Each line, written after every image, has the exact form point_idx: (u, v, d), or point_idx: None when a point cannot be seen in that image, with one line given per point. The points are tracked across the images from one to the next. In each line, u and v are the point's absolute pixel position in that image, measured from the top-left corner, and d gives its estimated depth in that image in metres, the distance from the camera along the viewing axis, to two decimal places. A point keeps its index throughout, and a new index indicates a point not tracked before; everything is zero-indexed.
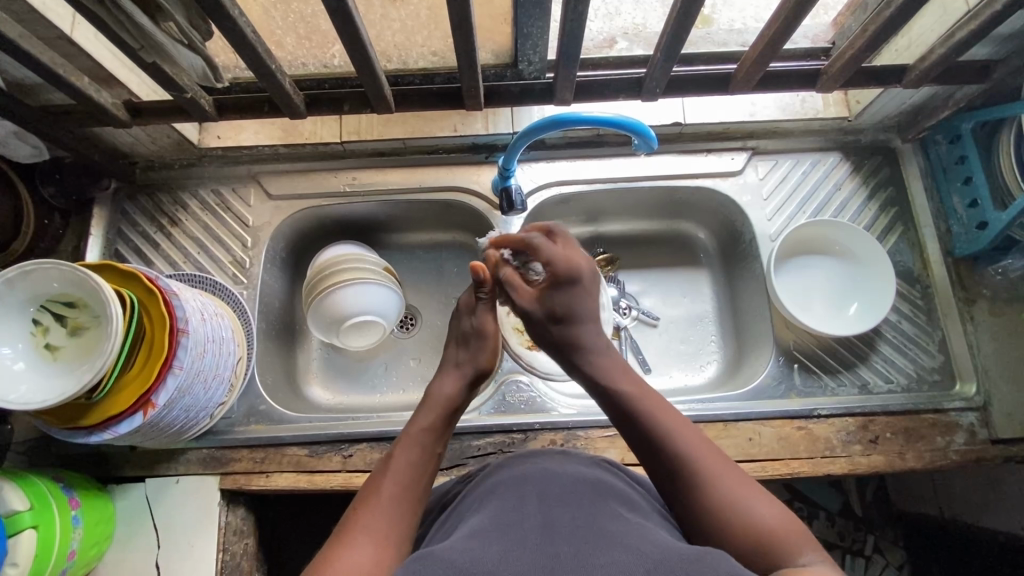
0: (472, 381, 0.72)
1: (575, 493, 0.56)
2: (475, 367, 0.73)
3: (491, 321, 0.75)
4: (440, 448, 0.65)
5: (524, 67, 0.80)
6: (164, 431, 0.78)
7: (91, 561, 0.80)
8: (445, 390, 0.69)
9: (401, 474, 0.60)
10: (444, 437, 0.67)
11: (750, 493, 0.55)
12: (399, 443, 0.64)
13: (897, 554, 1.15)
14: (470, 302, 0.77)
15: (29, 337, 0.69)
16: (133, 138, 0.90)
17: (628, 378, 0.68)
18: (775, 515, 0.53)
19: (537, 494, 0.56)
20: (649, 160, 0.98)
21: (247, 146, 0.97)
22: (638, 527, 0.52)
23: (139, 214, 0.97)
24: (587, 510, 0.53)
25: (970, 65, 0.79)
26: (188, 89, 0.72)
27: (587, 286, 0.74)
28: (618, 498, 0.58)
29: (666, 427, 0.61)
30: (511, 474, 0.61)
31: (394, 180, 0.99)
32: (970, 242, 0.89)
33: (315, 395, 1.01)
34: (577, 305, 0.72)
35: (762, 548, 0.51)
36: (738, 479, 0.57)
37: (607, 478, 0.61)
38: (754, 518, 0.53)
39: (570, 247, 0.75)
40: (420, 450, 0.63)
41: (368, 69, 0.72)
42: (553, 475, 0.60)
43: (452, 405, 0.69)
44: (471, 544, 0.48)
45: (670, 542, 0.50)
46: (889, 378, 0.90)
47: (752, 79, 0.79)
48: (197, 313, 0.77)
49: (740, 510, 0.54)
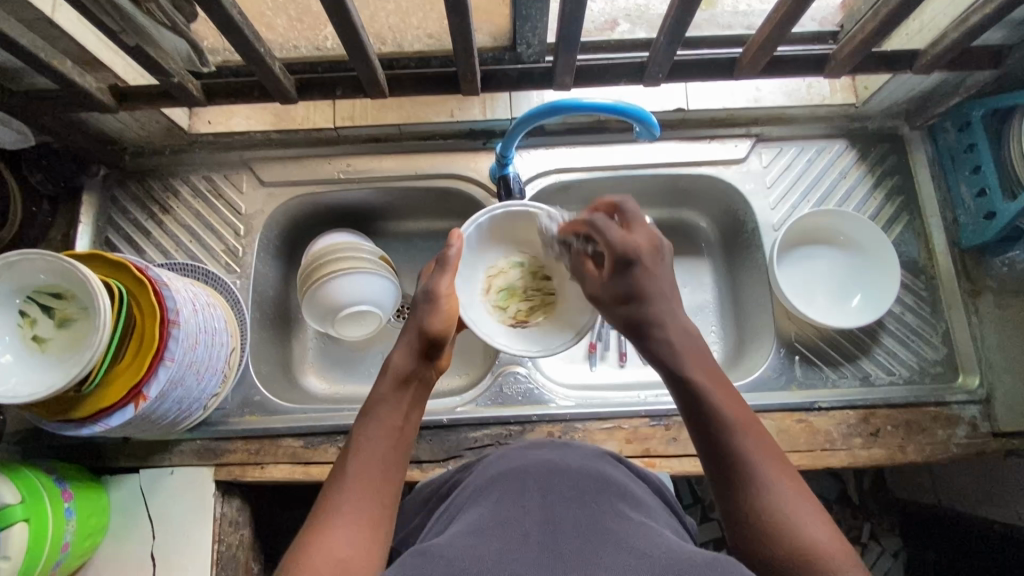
0: (422, 348, 0.68)
1: (575, 488, 0.55)
2: (421, 330, 0.69)
3: (444, 282, 0.73)
4: (401, 420, 0.63)
5: (523, 50, 0.78)
6: (158, 422, 0.77)
7: (86, 552, 0.79)
8: (394, 362, 0.67)
9: (363, 456, 0.59)
10: (403, 406, 0.64)
11: (803, 506, 0.54)
12: (359, 425, 0.63)
13: (892, 541, 1.16)
14: (432, 270, 0.75)
15: (16, 329, 0.67)
16: (121, 124, 0.87)
17: (700, 360, 0.64)
18: (824, 532, 0.52)
19: (536, 488, 0.55)
20: (650, 147, 0.95)
21: (239, 131, 0.94)
22: (641, 528, 0.51)
23: (129, 201, 0.95)
24: (588, 506, 0.52)
25: (983, 50, 0.77)
26: (175, 72, 0.70)
27: (655, 262, 0.69)
28: (619, 492, 0.57)
29: (734, 419, 0.58)
30: (511, 467, 0.60)
31: (389, 167, 0.96)
32: (977, 233, 0.87)
33: (312, 384, 1.00)
34: (652, 284, 0.68)
35: (803, 562, 0.50)
36: (791, 483, 0.55)
37: (608, 471, 0.61)
38: (802, 531, 0.52)
39: (639, 225, 0.70)
40: (378, 427, 0.62)
41: (361, 52, 0.70)
42: (554, 468, 0.59)
43: (405, 373, 0.66)
44: (471, 540, 0.47)
45: (676, 546, 0.48)
46: (891, 371, 0.89)
47: (758, 65, 0.77)
48: (189, 304, 0.75)
49: (791, 522, 0.52)
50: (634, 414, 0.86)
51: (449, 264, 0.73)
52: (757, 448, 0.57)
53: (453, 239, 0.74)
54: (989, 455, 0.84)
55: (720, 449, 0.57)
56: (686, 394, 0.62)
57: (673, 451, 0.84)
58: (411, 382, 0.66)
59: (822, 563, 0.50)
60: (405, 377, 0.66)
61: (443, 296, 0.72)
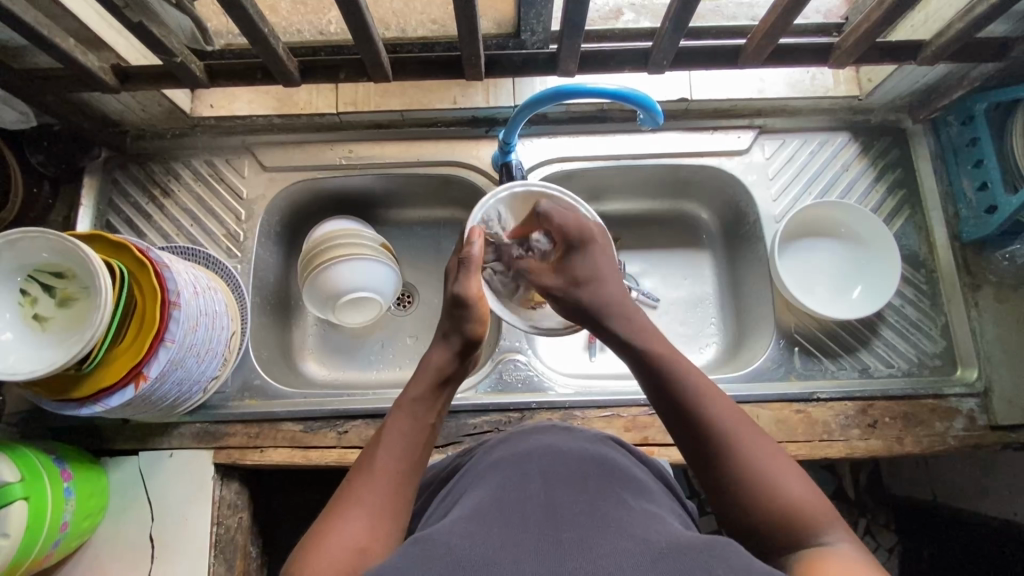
0: (462, 350, 0.68)
1: (580, 472, 0.56)
2: (463, 336, 0.67)
3: (473, 283, 0.70)
4: (433, 419, 0.64)
5: (527, 38, 0.78)
6: (157, 404, 0.77)
7: (84, 533, 0.79)
8: (434, 360, 0.66)
9: (393, 449, 0.59)
10: (438, 407, 0.65)
11: (781, 467, 0.54)
12: (391, 416, 0.63)
13: (888, 537, 1.16)
14: (455, 271, 0.73)
15: (16, 307, 0.67)
16: (123, 106, 0.87)
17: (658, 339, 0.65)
18: (802, 488, 0.53)
19: (540, 473, 0.55)
20: (653, 137, 0.95)
21: (241, 116, 0.94)
22: (643, 513, 0.51)
23: (130, 184, 0.95)
24: (592, 490, 0.53)
25: (988, 42, 0.76)
26: (177, 52, 0.69)
27: (600, 247, 0.73)
28: (626, 479, 0.58)
29: (702, 390, 0.59)
30: (514, 451, 0.61)
31: (390, 153, 0.96)
32: (978, 227, 0.87)
33: (311, 370, 1.00)
34: (597, 266, 0.71)
35: (785, 522, 0.51)
36: (768, 447, 0.56)
37: (612, 456, 0.62)
38: (782, 491, 0.53)
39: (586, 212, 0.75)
40: (411, 424, 0.62)
41: (366, 35, 0.69)
42: (559, 453, 0.59)
43: (442, 374, 0.66)
44: (471, 526, 0.47)
45: (677, 530, 0.49)
46: (889, 363, 0.89)
47: (763, 54, 0.76)
48: (190, 286, 0.75)
49: (770, 485, 0.53)
50: (634, 403, 0.86)
51: (472, 263, 0.72)
52: (728, 414, 0.57)
53: (473, 237, 0.74)
54: (986, 447, 0.85)
55: (693, 421, 0.57)
56: (650, 373, 0.62)
57: (671, 439, 0.84)
58: (444, 384, 0.66)
59: (803, 520, 0.51)
60: (444, 378, 0.66)
61: (472, 300, 0.68)
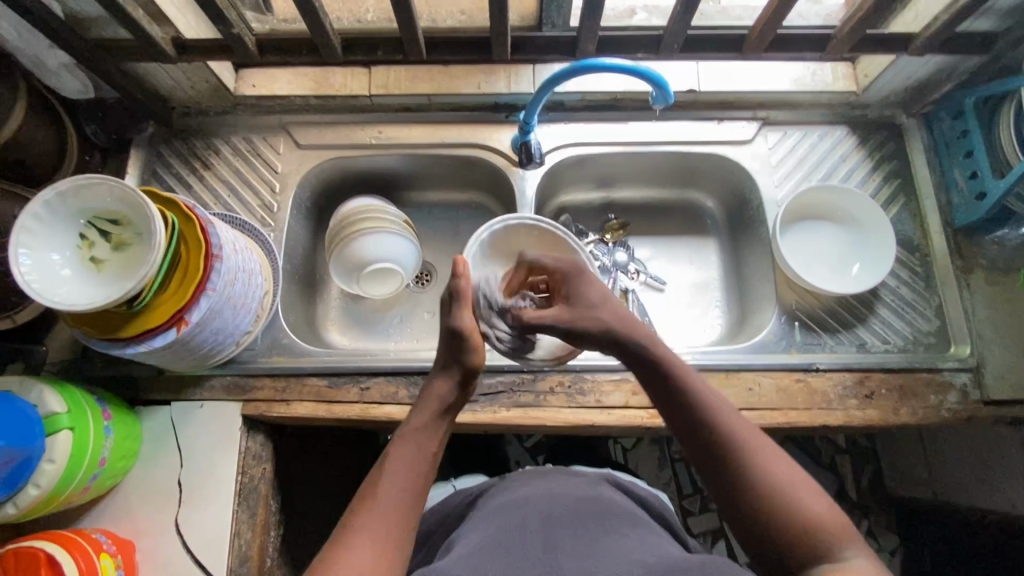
0: (463, 380, 0.71)
1: (578, 512, 0.70)
2: (460, 364, 0.70)
3: (467, 316, 0.70)
4: (436, 448, 0.67)
5: (547, 29, 0.86)
6: (195, 351, 0.82)
7: (117, 475, 0.84)
8: (436, 391, 0.69)
9: (398, 479, 0.62)
10: (440, 434, 0.68)
11: (798, 483, 0.57)
12: (396, 445, 0.66)
13: (890, 539, 1.25)
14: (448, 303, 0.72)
15: (75, 249, 0.73)
16: (173, 81, 0.94)
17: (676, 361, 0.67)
18: (821, 506, 0.56)
19: (544, 507, 0.71)
20: (664, 125, 1.02)
21: (281, 95, 1.00)
22: (633, 542, 0.65)
23: (173, 156, 1.01)
24: (588, 529, 0.66)
25: (970, 36, 0.84)
26: (234, 24, 0.76)
27: (591, 275, 0.74)
28: (615, 513, 0.72)
29: (719, 409, 0.62)
30: (527, 493, 0.76)
31: (417, 135, 1.03)
32: (969, 212, 0.92)
33: (332, 339, 1.06)
34: (589, 290, 0.72)
35: (809, 539, 0.55)
36: (786, 467, 0.59)
37: (608, 496, 0.77)
38: (802, 507, 0.56)
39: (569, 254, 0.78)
40: (414, 451, 0.65)
41: (405, 12, 0.76)
42: (559, 496, 0.74)
43: (445, 405, 0.69)
44: (488, 554, 0.61)
45: (665, 554, 0.62)
46: (885, 339, 0.93)
47: (764, 42, 0.83)
48: (230, 242, 0.80)
49: (789, 505, 0.56)
50: None
51: (462, 297, 0.71)
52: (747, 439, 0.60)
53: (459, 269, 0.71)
54: (979, 419, 0.88)
55: (713, 445, 0.60)
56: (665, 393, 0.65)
57: None
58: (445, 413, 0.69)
59: (822, 534, 0.55)
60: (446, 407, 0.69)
61: (468, 333, 0.69)
